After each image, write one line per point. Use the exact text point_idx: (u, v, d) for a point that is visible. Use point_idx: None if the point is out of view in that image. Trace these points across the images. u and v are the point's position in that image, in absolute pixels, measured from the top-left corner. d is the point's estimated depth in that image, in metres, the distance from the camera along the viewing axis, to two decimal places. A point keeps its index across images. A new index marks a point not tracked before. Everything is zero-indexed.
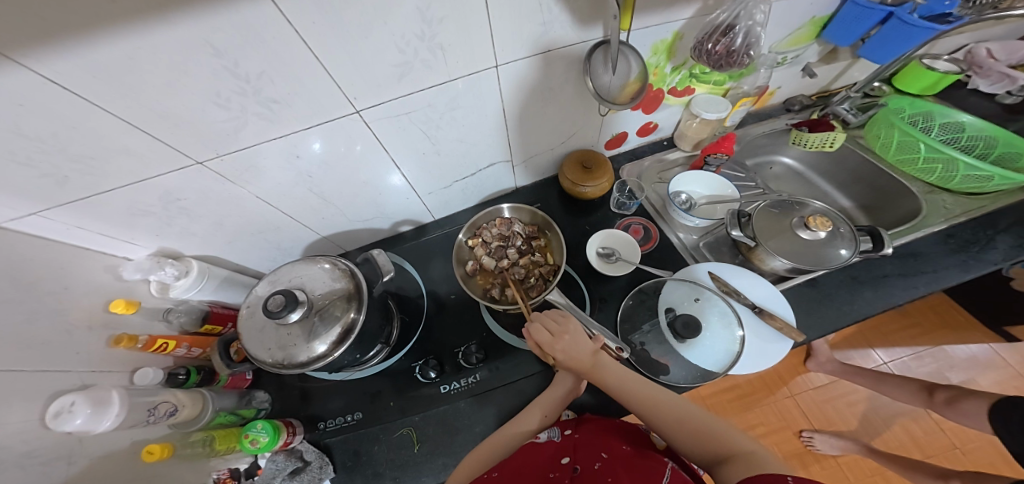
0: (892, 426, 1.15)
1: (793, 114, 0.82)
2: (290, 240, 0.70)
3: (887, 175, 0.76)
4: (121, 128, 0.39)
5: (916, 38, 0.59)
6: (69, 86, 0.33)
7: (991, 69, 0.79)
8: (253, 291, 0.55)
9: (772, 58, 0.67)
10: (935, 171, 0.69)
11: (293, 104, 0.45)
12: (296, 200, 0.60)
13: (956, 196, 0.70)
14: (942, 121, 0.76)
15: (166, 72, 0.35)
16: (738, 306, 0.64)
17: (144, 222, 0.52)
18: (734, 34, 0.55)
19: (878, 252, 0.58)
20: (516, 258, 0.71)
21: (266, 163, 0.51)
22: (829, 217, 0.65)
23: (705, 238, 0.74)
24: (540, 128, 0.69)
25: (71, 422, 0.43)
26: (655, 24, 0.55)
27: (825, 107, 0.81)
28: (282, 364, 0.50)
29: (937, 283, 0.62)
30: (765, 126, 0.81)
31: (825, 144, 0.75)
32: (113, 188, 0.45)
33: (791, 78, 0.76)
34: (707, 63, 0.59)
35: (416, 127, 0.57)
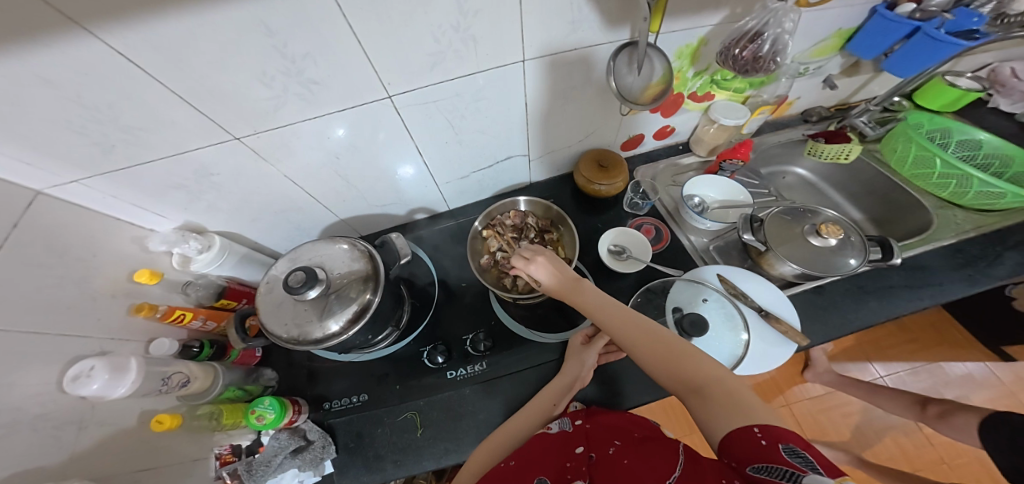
0: (883, 439, 1.17)
1: (811, 125, 0.83)
2: (310, 222, 0.70)
3: (900, 189, 0.77)
4: (170, 101, 0.39)
5: (941, 53, 0.60)
6: (133, 59, 0.34)
7: (1014, 89, 0.79)
8: (273, 268, 0.56)
9: (794, 68, 0.68)
10: (949, 186, 0.70)
11: (332, 87, 0.45)
12: (322, 182, 0.61)
13: (967, 212, 0.71)
14: (960, 137, 0.77)
15: (219, 48, 0.36)
16: (745, 309, 0.65)
17: (175, 196, 0.52)
18: (761, 41, 0.56)
19: (887, 262, 0.59)
20: None
21: (297, 143, 0.52)
22: (840, 225, 0.66)
23: (716, 242, 0.75)
24: (560, 124, 0.69)
25: (89, 387, 0.43)
26: (684, 29, 0.56)
27: (843, 119, 0.82)
28: (297, 341, 0.50)
29: (942, 297, 0.63)
30: (781, 136, 0.82)
31: (841, 156, 0.75)
32: (153, 160, 0.45)
33: (811, 89, 0.77)
34: (733, 68, 0.60)
35: (442, 116, 0.57)
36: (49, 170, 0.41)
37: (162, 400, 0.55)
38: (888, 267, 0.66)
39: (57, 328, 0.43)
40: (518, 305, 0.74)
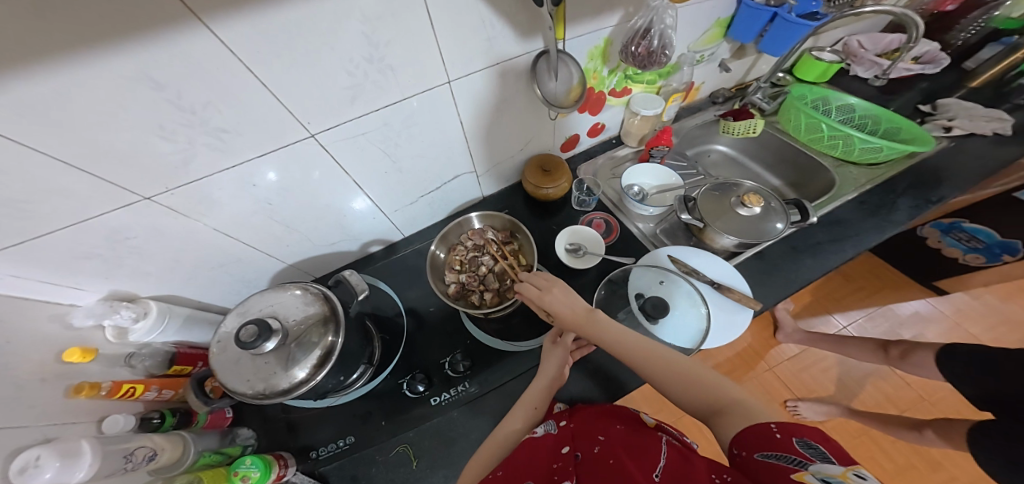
0: (865, 387, 1.22)
1: (719, 106, 0.91)
2: (255, 271, 0.71)
3: (803, 153, 0.85)
4: (57, 168, 0.40)
5: (798, 33, 0.69)
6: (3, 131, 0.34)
7: (863, 58, 0.92)
8: (222, 326, 0.55)
9: (691, 57, 0.75)
10: (839, 146, 0.78)
11: (242, 133, 0.47)
12: (258, 230, 0.63)
13: (860, 167, 0.79)
14: (837, 103, 0.87)
15: (104, 105, 0.37)
16: (699, 285, 0.69)
17: (90, 265, 0.52)
18: (651, 37, 0.63)
19: (806, 221, 0.67)
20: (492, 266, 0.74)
21: (218, 194, 0.53)
22: (761, 194, 0.72)
23: (661, 225, 0.80)
24: (499, 137, 0.73)
25: (40, 476, 0.41)
26: (587, 32, 0.61)
27: (743, 98, 0.90)
28: (265, 394, 0.50)
29: (865, 243, 0.69)
30: (698, 118, 0.89)
31: (750, 130, 0.84)
32: (42, 233, 0.44)
33: (712, 74, 0.85)
34: (634, 63, 0.66)
35: (373, 146, 0.60)
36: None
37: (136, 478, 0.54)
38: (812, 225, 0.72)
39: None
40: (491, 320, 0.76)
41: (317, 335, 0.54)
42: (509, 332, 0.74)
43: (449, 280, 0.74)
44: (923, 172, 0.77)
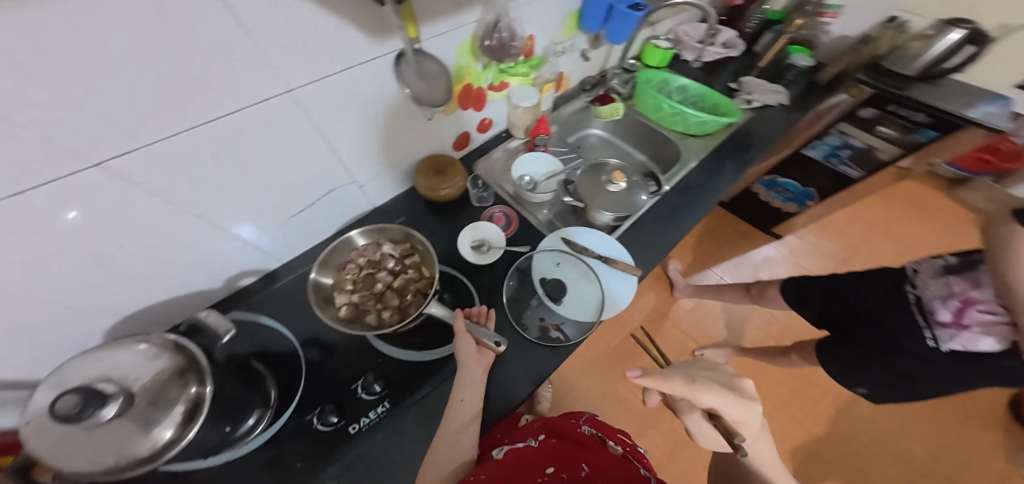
0: (749, 328, 1.39)
1: (587, 92, 1.03)
2: (76, 335, 0.55)
3: (657, 130, 1.02)
4: (244, 125, 0.49)
5: (631, 23, 0.86)
6: (201, 124, 0.45)
7: (688, 45, 1.15)
8: (33, 401, 0.39)
9: (554, 48, 0.87)
10: (682, 120, 0.96)
11: (156, 104, 0.40)
12: (69, 280, 0.49)
13: (698, 138, 0.98)
14: (676, 84, 1.08)
15: (233, 86, 0.45)
16: (592, 261, 0.77)
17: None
18: (501, 30, 0.67)
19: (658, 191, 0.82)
20: (391, 280, 0.73)
21: (25, 209, 0.39)
22: (624, 169, 0.85)
23: (553, 211, 0.91)
24: (401, 142, 0.74)
25: None
26: (448, 29, 0.63)
27: (606, 84, 1.06)
28: (123, 467, 0.39)
29: (710, 198, 0.88)
30: (573, 105, 1.01)
31: (612, 112, 1.00)
32: (193, 129, 0.45)
33: (576, 64, 0.98)
34: (492, 57, 0.70)
35: (209, 162, 0.50)
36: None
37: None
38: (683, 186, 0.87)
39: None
40: (400, 332, 0.74)
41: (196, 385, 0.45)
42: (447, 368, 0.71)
43: (376, 323, 0.68)
44: (737, 139, 0.98)
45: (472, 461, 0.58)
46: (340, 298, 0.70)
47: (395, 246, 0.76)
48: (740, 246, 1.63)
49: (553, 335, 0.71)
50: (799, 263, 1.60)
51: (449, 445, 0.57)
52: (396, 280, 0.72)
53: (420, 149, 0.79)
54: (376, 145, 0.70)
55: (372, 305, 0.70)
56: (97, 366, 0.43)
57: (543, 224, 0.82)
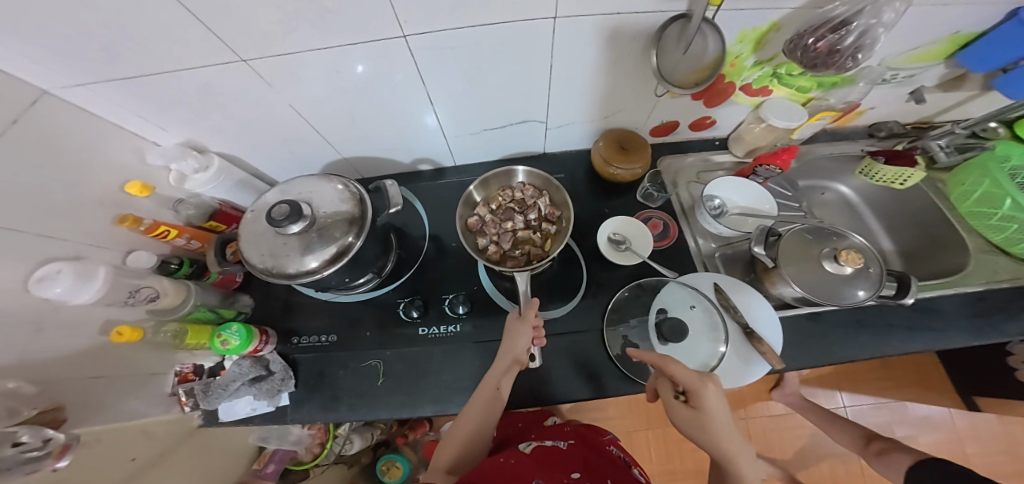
0: (820, 462, 1.14)
1: (875, 140, 0.87)
2: (310, 155, 0.72)
3: (947, 223, 0.81)
4: (495, 49, 0.56)
5: None
6: (456, 32, 0.51)
7: None
8: (263, 198, 0.59)
9: (880, 72, 0.69)
10: (1006, 231, 0.72)
11: (415, 18, 0.47)
12: (328, 116, 0.63)
13: (1012, 261, 0.74)
14: None
15: (500, 14, 0.49)
16: (732, 323, 0.66)
17: (89, 58, 0.43)
18: (845, 31, 0.53)
19: (898, 299, 0.62)
20: (519, 227, 0.71)
21: (309, 72, 0.53)
22: (863, 254, 0.65)
23: (723, 249, 0.76)
24: (614, 93, 0.70)
25: (52, 289, 0.42)
26: (754, 8, 0.52)
27: (916, 140, 0.84)
28: (272, 272, 0.55)
29: (939, 342, 0.66)
30: (836, 148, 0.86)
31: (898, 179, 0.79)
32: (456, 30, 0.51)
33: (890, 101, 0.79)
34: (801, 59, 0.58)
35: (458, 65, 0.58)
36: (58, 72, 0.43)
37: (131, 311, 0.57)
38: (901, 310, 0.67)
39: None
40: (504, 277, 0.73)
41: (349, 239, 0.57)
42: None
43: (481, 250, 0.69)
44: None
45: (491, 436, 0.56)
46: (479, 208, 0.73)
47: (549, 207, 0.72)
48: (915, 396, 1.19)
49: (638, 372, 0.65)
50: (961, 448, 1.17)
51: (479, 412, 0.54)
52: (524, 234, 0.70)
53: (620, 118, 0.77)
54: (588, 97, 0.70)
55: (488, 233, 0.70)
56: (310, 190, 0.60)
57: (701, 254, 0.75)
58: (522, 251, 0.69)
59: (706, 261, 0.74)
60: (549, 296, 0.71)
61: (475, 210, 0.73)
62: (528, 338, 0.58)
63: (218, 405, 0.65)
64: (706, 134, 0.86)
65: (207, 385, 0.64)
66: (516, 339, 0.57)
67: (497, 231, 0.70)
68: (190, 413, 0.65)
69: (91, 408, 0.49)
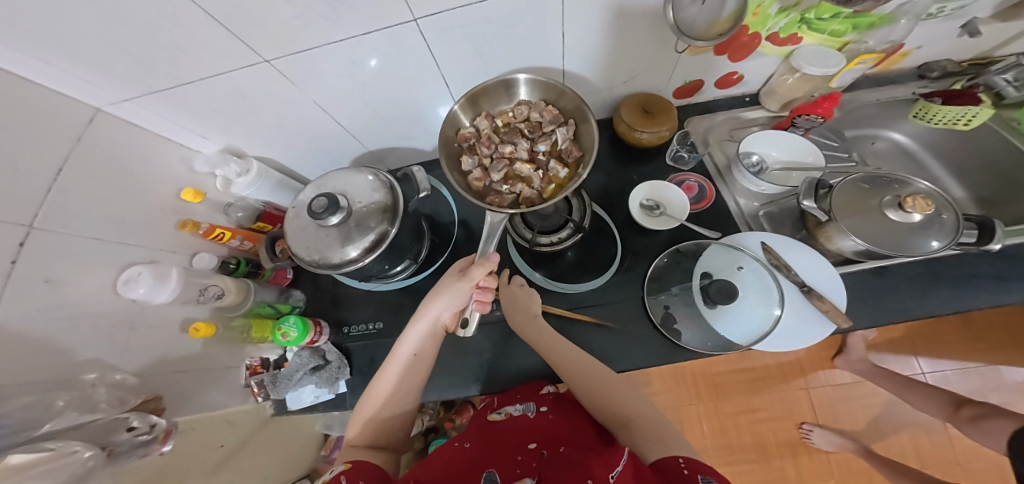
0: (900, 434, 1.11)
1: (928, 82, 0.80)
2: (338, 151, 0.74)
3: None
4: (507, 21, 0.53)
5: None
6: (464, 8, 0.49)
7: None
8: (301, 195, 0.61)
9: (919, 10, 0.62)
10: None
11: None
12: (351, 110, 0.63)
13: None
14: None
15: None
16: (786, 283, 0.66)
17: (131, 72, 0.45)
18: None
19: (982, 248, 0.58)
20: (522, 152, 0.68)
21: (324, 67, 0.52)
22: (933, 199, 0.61)
23: (767, 207, 0.74)
24: (621, 59, 0.67)
25: (136, 290, 0.48)
26: None
27: (976, 76, 0.78)
28: (318, 264, 0.56)
29: None
30: (878, 94, 0.81)
31: (959, 120, 0.78)
32: (466, 7, 0.49)
33: (936, 38, 0.72)
34: None
35: (470, 44, 0.56)
36: (104, 88, 0.45)
37: (200, 310, 0.60)
38: (977, 256, 0.64)
39: (58, 226, 0.41)
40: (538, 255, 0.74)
41: (378, 223, 0.57)
42: (568, 307, 0.69)
43: (467, 169, 0.67)
44: None
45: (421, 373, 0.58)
46: (483, 119, 0.68)
47: (562, 143, 0.66)
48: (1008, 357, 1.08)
49: (682, 335, 0.65)
50: None
51: (406, 381, 0.57)
52: (519, 165, 0.67)
53: (643, 81, 0.74)
54: (607, 62, 0.67)
55: (488, 146, 0.67)
56: (343, 183, 0.61)
57: (742, 214, 0.74)
58: (510, 181, 0.67)
59: (749, 221, 0.73)
60: (581, 270, 0.72)
61: (478, 119, 0.69)
62: (465, 296, 0.58)
63: (287, 394, 0.69)
64: (734, 91, 0.81)
65: (274, 376, 0.68)
66: (446, 294, 0.57)
67: (490, 151, 0.67)
68: (263, 402, 0.70)
69: (180, 399, 0.55)
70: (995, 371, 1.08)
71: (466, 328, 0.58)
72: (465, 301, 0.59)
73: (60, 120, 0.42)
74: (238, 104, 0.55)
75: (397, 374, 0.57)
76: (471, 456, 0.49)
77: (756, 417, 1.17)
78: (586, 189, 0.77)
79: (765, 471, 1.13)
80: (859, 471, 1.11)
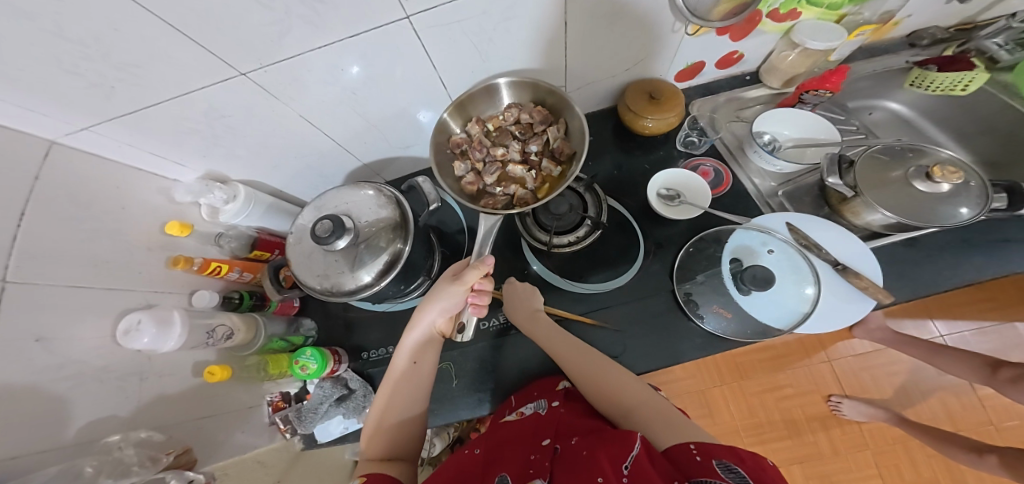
0: (929, 399, 1.10)
1: (917, 50, 0.78)
2: (332, 166, 0.68)
3: None
4: (507, 12, 0.49)
5: None
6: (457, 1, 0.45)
7: None
8: (300, 219, 0.56)
9: None
10: None
11: None
12: (341, 122, 0.58)
13: None
14: None
15: None
16: (818, 261, 0.64)
17: (85, 98, 0.38)
18: None
19: (1013, 212, 0.57)
20: (515, 155, 0.65)
21: (308, 76, 0.47)
22: (958, 168, 0.59)
23: (785, 186, 0.72)
24: (616, 44, 0.63)
25: (140, 340, 0.43)
26: None
27: (966, 42, 0.76)
28: (331, 292, 0.52)
29: None
30: (875, 65, 0.78)
31: (957, 86, 0.75)
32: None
33: (926, 6, 0.70)
34: None
35: (467, 40, 0.52)
36: (55, 118, 0.38)
37: (209, 351, 0.57)
38: (1003, 219, 0.63)
39: (41, 277, 0.36)
40: (557, 257, 0.69)
41: (382, 244, 0.53)
42: (596, 308, 0.66)
43: (457, 174, 0.64)
44: None
45: (426, 385, 0.54)
46: (473, 124, 0.64)
47: (554, 142, 0.63)
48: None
49: (720, 326, 0.63)
50: None
51: (409, 390, 0.53)
52: (511, 166, 0.64)
53: (647, 66, 0.71)
54: (610, 49, 0.64)
55: (479, 151, 0.64)
56: (344, 202, 0.56)
57: (761, 195, 0.71)
58: (502, 183, 0.64)
59: (769, 201, 0.71)
60: (594, 267, 0.68)
61: (468, 125, 0.65)
62: (461, 299, 0.52)
63: (314, 427, 0.68)
64: (734, 71, 0.78)
65: (299, 411, 0.66)
66: (440, 297, 0.52)
67: (481, 156, 0.64)
68: (291, 438, 0.69)
69: (207, 447, 0.52)
70: (1013, 329, 1.07)
71: (462, 332, 0.53)
72: (461, 304, 0.53)
73: (14, 159, 0.35)
74: (218, 128, 0.50)
75: (398, 383, 0.53)
76: (481, 469, 0.44)
77: (782, 392, 1.14)
78: (598, 183, 0.73)
79: (798, 447, 1.12)
80: (893, 440, 1.10)
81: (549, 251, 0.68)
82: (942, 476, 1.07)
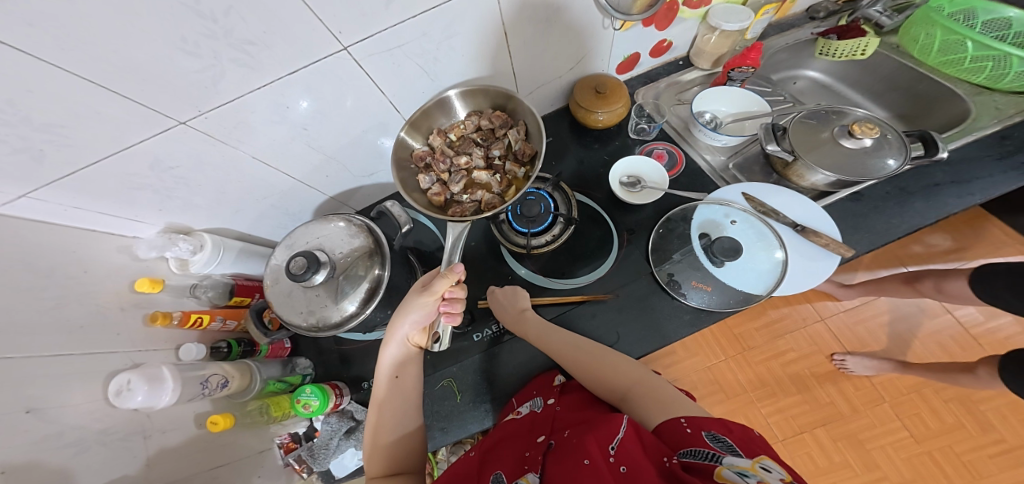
0: (929, 344, 1.11)
1: (818, 22, 0.83)
2: (299, 203, 0.71)
3: (927, 80, 0.78)
4: (440, 35, 0.53)
5: None
6: (387, 33, 0.48)
7: None
8: (274, 259, 0.57)
9: None
10: (984, 70, 0.71)
11: (346, 28, 0.45)
12: (298, 158, 0.62)
13: (1007, 95, 0.71)
14: (987, 17, 0.77)
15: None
16: (778, 225, 0.67)
17: (17, 165, 0.39)
18: None
19: (932, 156, 0.59)
20: (479, 161, 0.67)
21: (253, 118, 0.50)
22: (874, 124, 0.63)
23: (734, 159, 0.75)
24: (552, 49, 0.67)
25: (134, 399, 0.45)
26: None
27: (853, 11, 0.81)
28: (317, 327, 0.54)
29: (993, 188, 0.64)
30: (788, 38, 0.83)
31: (857, 51, 0.77)
32: (385, 30, 0.48)
33: None
34: None
35: (412, 63, 0.55)
36: None
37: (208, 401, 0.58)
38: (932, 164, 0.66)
39: (25, 349, 0.38)
40: (534, 259, 0.72)
41: (358, 269, 0.55)
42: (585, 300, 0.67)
43: (424, 186, 0.65)
44: None
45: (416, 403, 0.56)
46: (435, 136, 0.67)
47: (515, 144, 0.65)
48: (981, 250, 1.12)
49: (699, 302, 0.64)
50: None
51: (398, 408, 0.54)
52: (477, 173, 0.67)
53: (588, 64, 0.75)
54: (552, 53, 0.67)
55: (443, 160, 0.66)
56: (315, 237, 0.58)
57: (716, 170, 0.74)
58: (469, 190, 0.67)
59: (722, 175, 0.74)
60: (576, 262, 0.70)
61: (429, 138, 0.68)
62: (432, 309, 0.54)
63: (329, 464, 0.69)
64: (667, 58, 0.83)
65: (310, 449, 0.67)
66: (408, 311, 0.53)
67: (446, 166, 0.66)
68: (309, 476, 0.70)
69: None
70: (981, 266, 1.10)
71: (438, 342, 0.55)
72: (432, 314, 0.55)
73: None
74: (175, 181, 0.52)
75: (387, 400, 0.54)
76: (476, 469, 0.45)
77: (785, 357, 1.16)
78: (564, 180, 0.76)
79: (815, 411, 1.12)
80: (904, 389, 1.10)
81: (524, 254, 0.71)
82: (962, 419, 1.07)
